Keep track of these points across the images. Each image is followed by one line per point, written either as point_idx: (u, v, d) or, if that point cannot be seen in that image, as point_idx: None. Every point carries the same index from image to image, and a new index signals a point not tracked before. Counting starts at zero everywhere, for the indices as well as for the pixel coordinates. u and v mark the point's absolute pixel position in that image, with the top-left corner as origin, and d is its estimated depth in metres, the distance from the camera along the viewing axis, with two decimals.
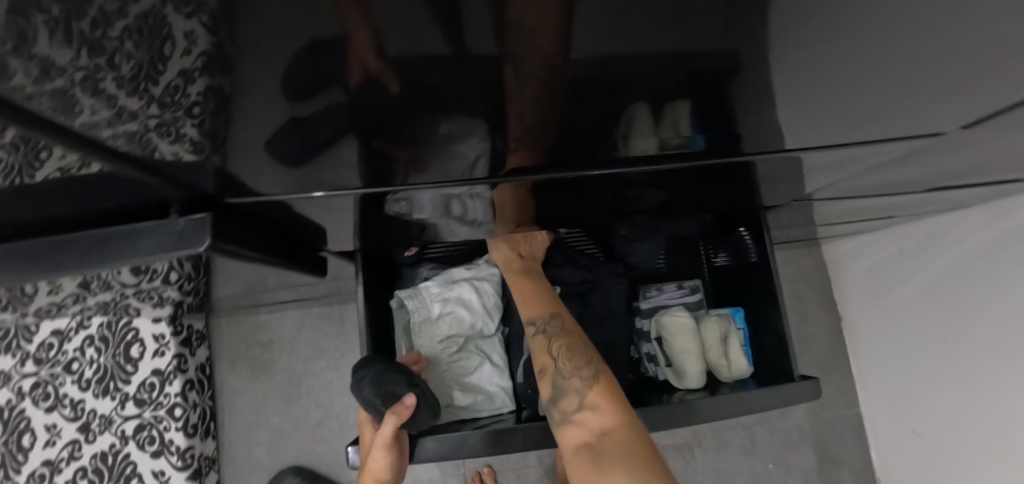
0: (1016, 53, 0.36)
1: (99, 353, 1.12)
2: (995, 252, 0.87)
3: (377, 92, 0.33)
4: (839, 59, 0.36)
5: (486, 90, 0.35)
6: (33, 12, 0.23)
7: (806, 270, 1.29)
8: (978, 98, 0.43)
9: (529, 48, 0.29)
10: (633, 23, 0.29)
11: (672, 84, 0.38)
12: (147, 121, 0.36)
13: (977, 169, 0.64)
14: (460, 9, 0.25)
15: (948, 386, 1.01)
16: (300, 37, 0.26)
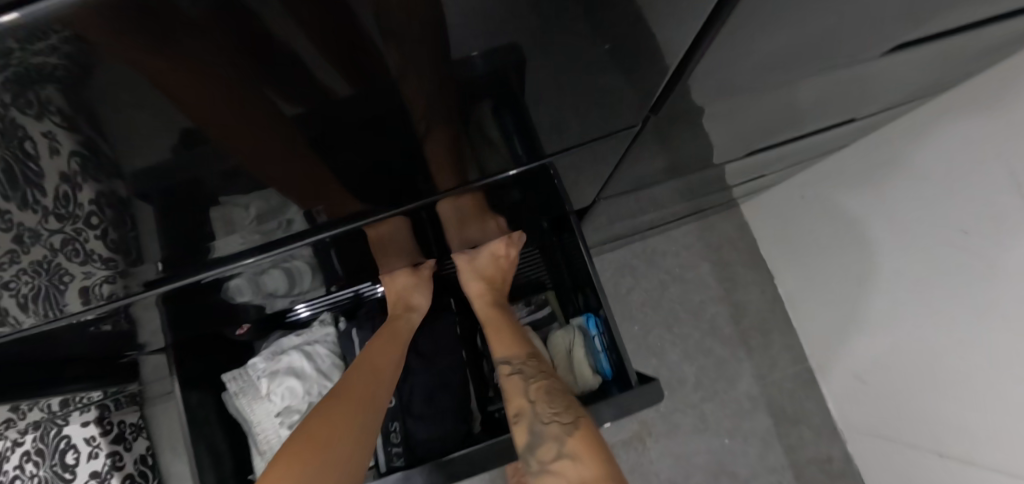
0: (719, 59, 0.36)
1: (37, 467, 1.08)
2: (883, 186, 0.87)
3: (260, 142, 0.31)
4: (538, 86, 0.36)
5: (333, 140, 0.33)
6: None
7: (728, 234, 1.27)
8: (725, 92, 0.43)
9: (404, 80, 0.28)
10: (440, 69, 0.29)
11: (468, 114, 0.37)
12: (54, 244, 0.38)
13: (801, 125, 0.63)
14: (331, 58, 0.24)
15: (874, 330, 0.99)
16: (157, 122, 0.25)
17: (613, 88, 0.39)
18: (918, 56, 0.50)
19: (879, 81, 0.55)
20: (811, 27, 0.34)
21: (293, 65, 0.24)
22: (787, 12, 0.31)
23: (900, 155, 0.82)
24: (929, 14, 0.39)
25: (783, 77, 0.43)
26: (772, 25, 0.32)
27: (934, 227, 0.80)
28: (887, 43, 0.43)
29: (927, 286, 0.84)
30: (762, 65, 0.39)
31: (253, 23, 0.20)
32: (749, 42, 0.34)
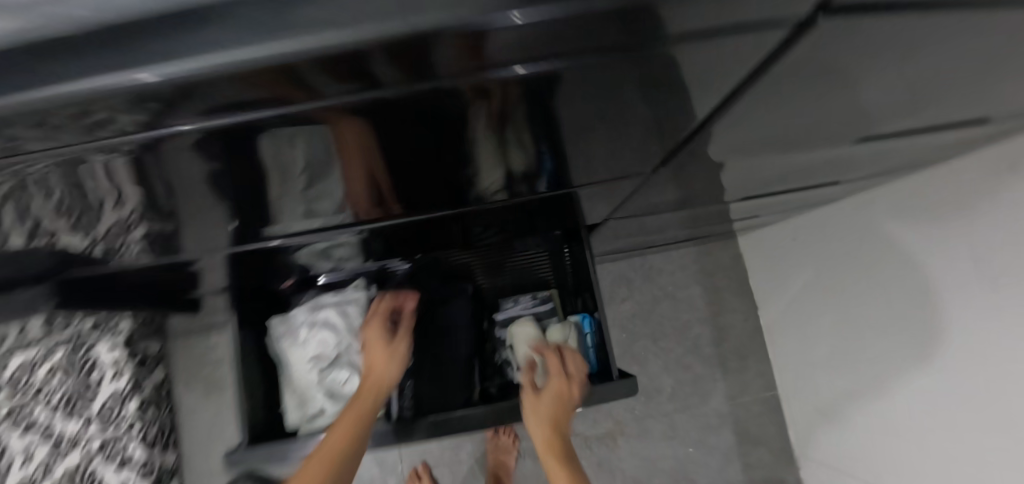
0: (718, 142, 0.46)
1: (65, 379, 1.18)
2: (863, 239, 0.96)
3: (350, 163, 0.36)
4: (578, 150, 0.45)
5: (411, 164, 0.39)
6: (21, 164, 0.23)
7: (722, 262, 1.37)
8: (723, 156, 0.53)
9: (481, 130, 0.33)
10: (514, 126, 0.34)
11: (524, 153, 0.43)
12: (89, 210, 0.37)
13: (793, 184, 0.73)
14: (430, 122, 0.28)
15: (838, 371, 1.10)
16: (280, 159, 0.32)
17: (633, 150, 0.48)
18: (894, 152, 0.60)
19: (863, 166, 0.65)
20: (796, 129, 0.44)
21: (407, 132, 0.30)
22: (773, 119, 0.40)
23: (878, 218, 0.92)
24: (897, 133, 0.49)
25: (773, 153, 0.53)
26: (765, 126, 0.42)
27: (898, 293, 0.90)
28: (862, 142, 0.53)
29: (886, 336, 0.95)
30: (755, 145, 0.49)
31: (373, 120, 0.25)
32: (743, 133, 0.44)
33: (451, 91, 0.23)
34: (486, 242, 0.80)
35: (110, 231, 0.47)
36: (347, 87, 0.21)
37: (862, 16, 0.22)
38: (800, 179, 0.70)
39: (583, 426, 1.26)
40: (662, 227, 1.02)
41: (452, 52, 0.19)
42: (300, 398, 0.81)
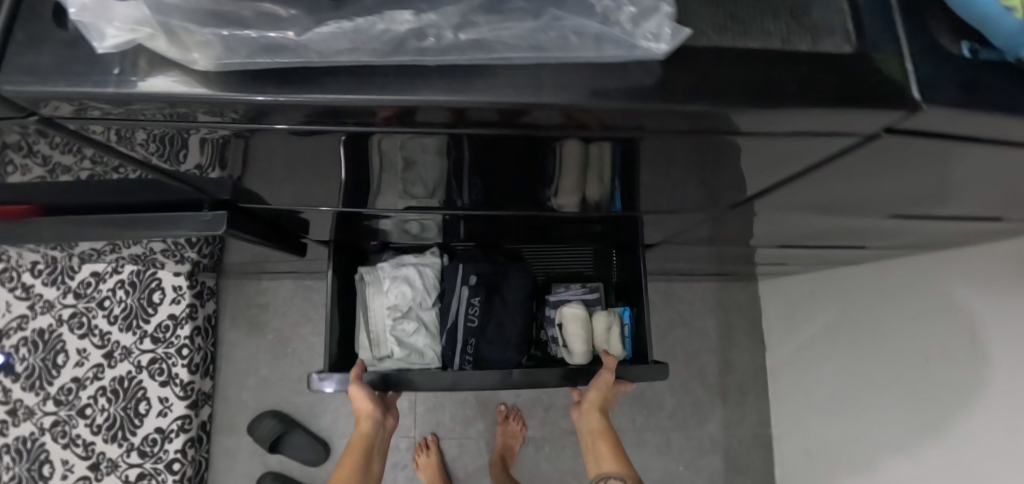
0: (772, 215, 0.58)
1: (127, 294, 1.34)
2: (877, 302, 1.05)
3: (491, 182, 0.45)
4: (657, 208, 0.56)
5: (533, 188, 0.48)
6: (149, 106, 0.26)
7: (740, 300, 1.47)
8: (774, 223, 0.63)
9: (600, 170, 0.41)
10: (622, 175, 0.43)
11: (614, 194, 0.52)
12: (160, 155, 0.37)
13: (825, 244, 0.83)
14: (565, 154, 0.36)
15: (832, 416, 1.21)
16: (446, 170, 0.41)
17: (699, 214, 0.59)
18: (918, 234, 0.70)
19: (887, 238, 0.74)
20: (842, 212, 0.55)
21: (545, 165, 0.38)
22: (819, 193, 0.46)
23: (893, 285, 1.01)
24: (928, 218, 0.57)
25: (817, 224, 0.64)
26: (820, 207, 0.53)
27: (898, 354, 1.01)
28: (892, 226, 0.64)
29: (883, 392, 1.05)
30: (803, 214, 0.56)
31: (500, 141, 0.30)
32: (794, 203, 0.50)
33: (539, 136, 0.29)
34: (552, 238, 0.89)
35: (174, 182, 0.46)
36: (464, 124, 0.27)
37: (922, 138, 0.31)
38: (832, 242, 0.81)
39: None
40: (696, 261, 1.13)
41: (556, 112, 0.26)
42: (374, 340, 0.91)
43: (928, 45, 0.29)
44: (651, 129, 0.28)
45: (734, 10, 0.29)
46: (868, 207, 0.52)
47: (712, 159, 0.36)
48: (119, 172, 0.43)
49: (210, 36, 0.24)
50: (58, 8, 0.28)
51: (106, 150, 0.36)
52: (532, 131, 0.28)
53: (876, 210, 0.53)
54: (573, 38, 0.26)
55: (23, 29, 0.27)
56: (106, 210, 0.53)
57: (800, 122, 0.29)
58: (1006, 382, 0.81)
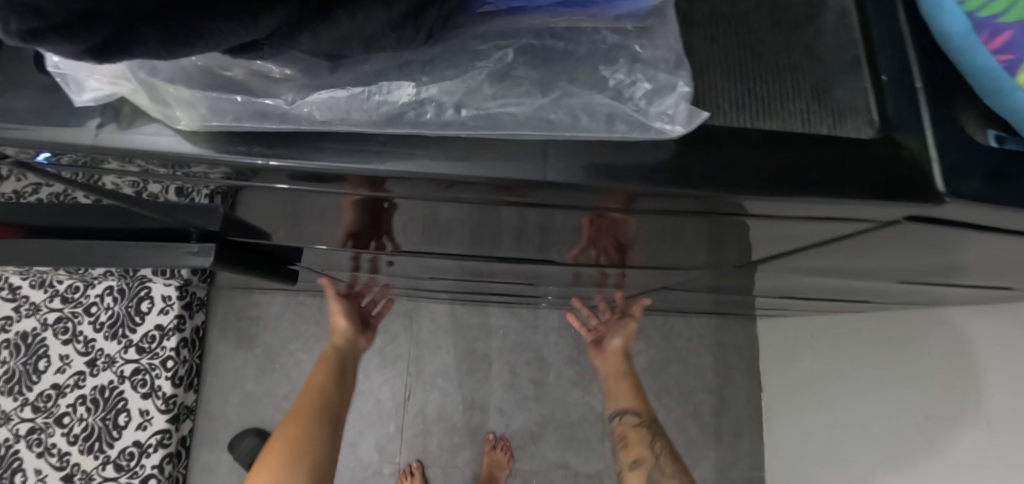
0: (776, 274, 0.57)
1: (115, 302, 1.30)
2: (875, 353, 1.04)
3: (489, 244, 0.44)
4: (663, 266, 0.55)
5: (534, 250, 0.46)
6: (131, 158, 0.25)
7: (737, 339, 1.46)
8: (779, 281, 0.62)
9: (601, 238, 0.40)
10: (624, 243, 0.41)
11: (619, 257, 0.50)
12: (140, 189, 0.35)
13: (830, 297, 0.81)
14: (567, 225, 0.35)
15: (828, 465, 1.18)
16: (443, 231, 0.40)
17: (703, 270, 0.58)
18: (924, 295, 0.69)
19: (893, 296, 0.72)
20: (847, 277, 0.54)
21: (543, 231, 0.38)
22: (827, 262, 0.44)
23: (895, 337, 0.99)
24: (939, 286, 0.56)
25: (821, 284, 0.63)
26: (824, 272, 0.52)
27: (899, 407, 0.99)
28: (896, 289, 0.63)
29: (885, 443, 1.03)
30: (809, 275, 0.55)
31: (490, 206, 0.29)
32: (802, 266, 0.48)
33: (541, 205, 0.27)
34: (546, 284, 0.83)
35: (158, 210, 0.44)
36: (456, 189, 0.25)
37: (945, 227, 0.30)
38: (836, 296, 0.79)
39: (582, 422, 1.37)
40: (695, 302, 1.11)
41: (556, 190, 0.25)
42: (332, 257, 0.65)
43: (951, 134, 0.28)
44: (647, 206, 0.27)
45: (752, 87, 0.28)
46: (872, 276, 0.51)
47: (714, 233, 0.35)
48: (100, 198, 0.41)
49: (194, 96, 0.23)
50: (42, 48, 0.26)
51: (82, 183, 0.34)
52: (517, 201, 0.27)
53: (881, 278, 0.52)
54: (583, 118, 0.25)
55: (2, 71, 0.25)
56: (90, 234, 0.52)
57: (818, 208, 0.27)
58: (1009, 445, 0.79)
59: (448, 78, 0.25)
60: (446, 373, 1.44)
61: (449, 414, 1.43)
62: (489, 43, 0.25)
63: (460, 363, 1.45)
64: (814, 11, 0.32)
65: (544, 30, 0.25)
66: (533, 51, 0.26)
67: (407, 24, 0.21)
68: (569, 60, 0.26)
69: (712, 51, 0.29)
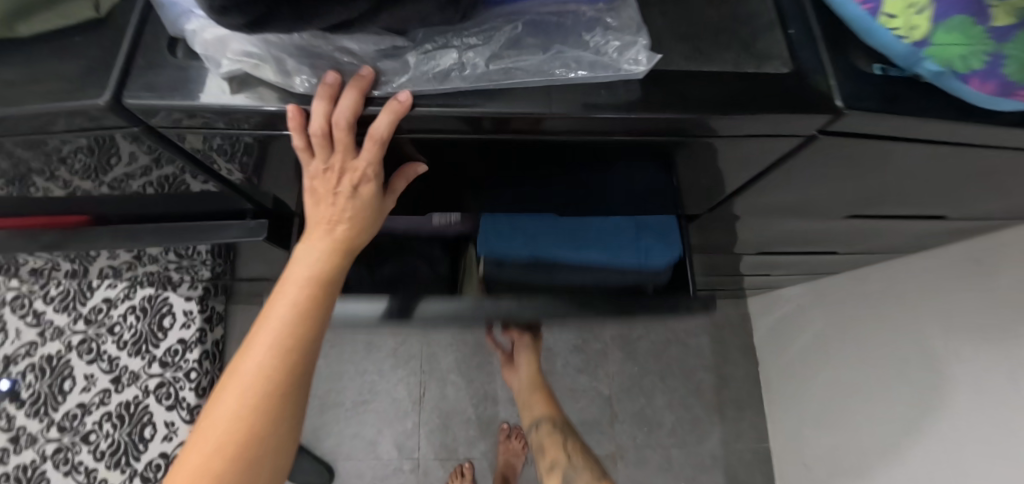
0: (750, 222, 0.66)
1: (138, 320, 1.38)
2: (857, 311, 1.12)
3: (501, 190, 0.53)
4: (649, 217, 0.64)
5: (537, 194, 0.56)
6: (248, 115, 0.34)
7: (730, 318, 1.55)
8: (755, 231, 0.71)
9: (591, 179, 0.49)
10: (611, 183, 0.51)
11: (608, 204, 0.60)
12: (233, 166, 0.45)
13: (805, 252, 0.90)
14: (565, 164, 0.45)
15: (828, 426, 1.25)
16: (463, 181, 0.49)
17: (686, 224, 0.67)
18: (884, 238, 0.78)
19: (857, 243, 0.82)
20: (808, 217, 0.63)
21: (544, 173, 0.47)
22: (784, 195, 0.54)
23: (872, 294, 1.07)
24: (889, 220, 0.65)
25: (791, 231, 0.72)
26: (788, 213, 0.61)
27: (880, 357, 1.06)
28: (856, 231, 0.72)
29: (873, 395, 1.10)
30: (777, 219, 0.64)
31: (505, 147, 0.39)
32: (767, 206, 0.58)
33: (543, 137, 0.37)
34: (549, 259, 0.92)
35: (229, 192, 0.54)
36: (482, 126, 0.35)
37: (856, 140, 0.39)
38: (809, 250, 0.88)
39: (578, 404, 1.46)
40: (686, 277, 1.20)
41: (560, 120, 0.34)
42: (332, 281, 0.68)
43: (850, 68, 0.37)
44: (622, 131, 0.36)
45: (696, 44, 0.38)
46: (827, 213, 0.61)
47: (678, 166, 0.45)
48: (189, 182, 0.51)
49: (302, 64, 0.33)
50: (171, 40, 0.36)
51: (190, 159, 0.44)
52: (525, 137, 0.37)
53: (836, 215, 0.62)
54: (573, 66, 0.35)
55: (143, 57, 0.35)
56: (160, 217, 0.61)
57: (753, 126, 0.37)
58: (977, 374, 0.87)
59: (476, 46, 0.34)
60: (458, 369, 1.51)
61: (462, 408, 1.50)
62: (501, 20, 0.34)
63: (471, 358, 1.52)
64: None
65: (542, 11, 0.35)
66: (534, 26, 0.36)
67: (449, 7, 0.30)
68: (558, 32, 0.36)
69: (664, 22, 0.39)
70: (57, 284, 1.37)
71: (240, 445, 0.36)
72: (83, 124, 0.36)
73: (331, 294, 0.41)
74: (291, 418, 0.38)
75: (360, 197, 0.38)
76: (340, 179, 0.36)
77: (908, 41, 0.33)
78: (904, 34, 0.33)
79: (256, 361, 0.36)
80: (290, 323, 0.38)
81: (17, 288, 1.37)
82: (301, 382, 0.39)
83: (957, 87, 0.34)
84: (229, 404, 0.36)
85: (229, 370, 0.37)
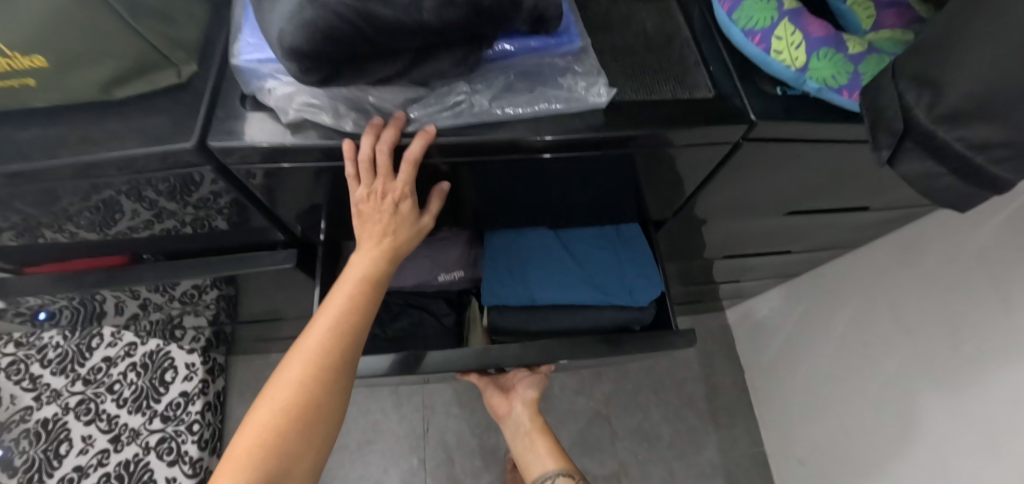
0: (709, 225, 0.78)
1: (138, 377, 1.25)
2: (822, 306, 1.24)
3: (500, 207, 0.64)
4: (624, 226, 0.75)
5: (529, 209, 0.67)
6: (303, 151, 0.47)
7: (713, 330, 1.65)
8: (715, 234, 0.83)
9: (574, 192, 0.60)
10: (591, 195, 0.62)
11: (589, 215, 0.71)
12: (273, 199, 0.58)
13: (766, 251, 1.01)
14: (552, 179, 0.56)
15: (813, 419, 1.32)
16: (468, 199, 0.60)
17: (657, 231, 0.79)
18: (827, 232, 0.90)
19: (805, 239, 0.94)
20: (755, 216, 0.76)
21: (535, 188, 0.58)
22: (730, 195, 0.66)
23: (834, 288, 1.20)
24: (821, 213, 0.77)
25: (744, 231, 0.84)
26: (738, 213, 0.73)
27: (844, 344, 1.17)
28: (799, 226, 0.84)
29: (846, 382, 1.18)
30: (730, 220, 0.76)
31: (502, 164, 0.50)
32: (719, 206, 0.70)
33: (532, 153, 0.48)
34: None
35: (256, 221, 0.64)
36: (484, 146, 0.46)
37: (771, 143, 0.51)
38: (767, 249, 1.00)
39: (578, 422, 1.51)
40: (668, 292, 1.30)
41: (543, 140, 0.46)
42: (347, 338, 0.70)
43: (757, 90, 0.49)
44: (594, 143, 0.48)
45: (641, 80, 0.50)
46: (769, 211, 0.73)
47: (640, 177, 0.57)
48: (219, 218, 0.62)
49: (350, 111, 0.46)
50: (243, 97, 0.50)
51: (242, 193, 0.56)
52: (518, 153, 0.48)
53: (777, 211, 0.74)
54: (557, 103, 0.47)
55: (226, 111, 0.49)
56: (202, 250, 0.73)
57: (690, 137, 0.48)
58: (916, 340, 0.96)
59: (479, 92, 0.47)
60: (458, 400, 1.56)
61: (467, 440, 1.53)
62: (494, 71, 0.47)
63: (469, 389, 1.57)
64: (670, 39, 0.55)
65: (527, 64, 0.47)
66: (522, 75, 0.48)
67: (461, 64, 0.43)
68: (540, 78, 0.49)
69: (615, 64, 0.51)
70: (54, 345, 1.24)
71: (301, 406, 0.44)
72: (174, 164, 0.48)
73: (379, 291, 0.50)
74: (341, 393, 0.46)
75: (397, 213, 0.49)
76: (382, 199, 0.47)
77: (794, 68, 0.46)
78: (790, 63, 0.46)
79: (320, 338, 0.45)
80: (345, 308, 0.47)
81: (13, 353, 1.23)
82: (350, 362, 0.47)
83: (835, 98, 0.46)
84: (295, 371, 0.44)
85: (294, 345, 0.46)
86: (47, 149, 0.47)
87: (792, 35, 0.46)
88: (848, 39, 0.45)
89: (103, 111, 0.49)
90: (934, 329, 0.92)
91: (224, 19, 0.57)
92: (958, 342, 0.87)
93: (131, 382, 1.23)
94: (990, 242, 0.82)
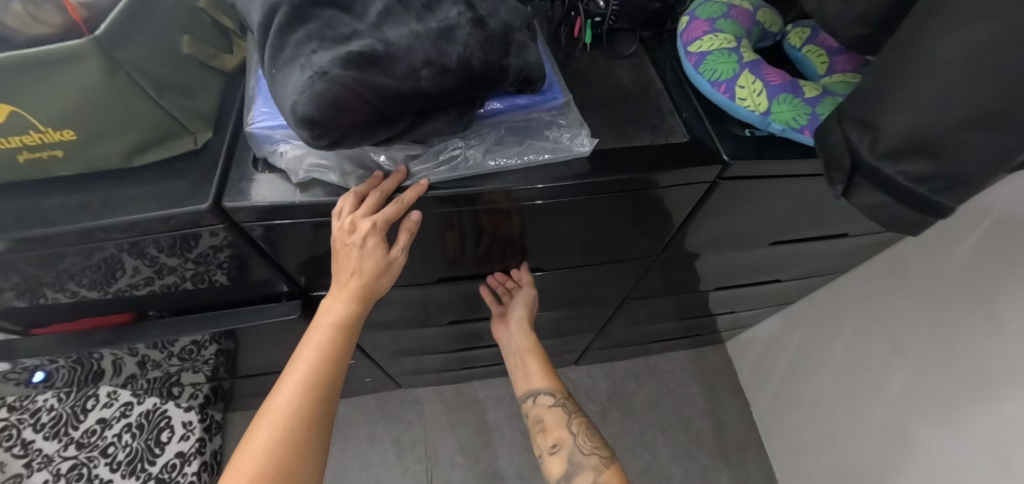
0: (698, 259, 0.81)
1: (133, 438, 1.22)
2: (818, 333, 1.26)
3: (499, 254, 0.68)
4: (617, 264, 0.79)
5: (526, 254, 0.70)
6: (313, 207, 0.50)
7: (713, 364, 1.66)
8: (706, 268, 0.86)
9: (566, 234, 0.64)
10: (582, 237, 0.66)
11: (583, 258, 0.74)
12: (279, 252, 0.61)
13: (757, 281, 1.04)
14: (546, 223, 0.59)
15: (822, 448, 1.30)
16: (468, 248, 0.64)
17: (649, 267, 0.82)
18: (814, 259, 0.94)
19: (793, 267, 0.97)
20: (741, 248, 0.79)
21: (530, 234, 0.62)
22: (714, 230, 0.69)
23: (827, 314, 1.22)
24: (804, 242, 0.81)
25: (733, 264, 0.87)
26: (724, 246, 0.77)
27: (845, 370, 1.18)
28: (784, 256, 0.88)
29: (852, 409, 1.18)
30: (718, 253, 0.79)
31: (499, 212, 0.54)
32: (705, 241, 0.73)
33: (527, 200, 0.52)
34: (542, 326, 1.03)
35: (260, 275, 0.67)
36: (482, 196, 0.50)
37: (746, 181, 0.55)
38: (757, 280, 1.03)
39: None
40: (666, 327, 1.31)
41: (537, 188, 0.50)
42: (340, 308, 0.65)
43: (728, 133, 0.54)
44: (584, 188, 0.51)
45: (622, 129, 0.55)
46: (754, 243, 0.77)
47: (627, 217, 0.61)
48: (225, 273, 0.65)
49: (353, 168, 0.51)
50: (254, 161, 0.54)
51: (250, 249, 0.59)
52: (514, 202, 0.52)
53: (761, 243, 0.78)
54: (546, 154, 0.51)
55: (239, 174, 0.53)
56: (206, 306, 0.75)
57: (671, 178, 0.52)
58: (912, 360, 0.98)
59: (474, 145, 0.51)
60: (461, 450, 1.51)
61: None
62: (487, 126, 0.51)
63: (472, 437, 1.53)
64: (646, 90, 0.60)
65: (516, 119, 0.52)
66: (512, 129, 0.52)
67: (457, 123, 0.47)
68: (529, 131, 0.53)
69: (597, 116, 0.56)
70: (48, 408, 1.21)
71: (271, 471, 0.45)
72: (188, 224, 0.51)
73: (348, 343, 0.52)
74: (314, 453, 0.48)
75: (365, 256, 0.50)
76: (351, 234, 0.48)
77: (759, 112, 0.50)
78: (754, 108, 0.51)
79: (289, 399, 0.47)
80: (314, 365, 0.49)
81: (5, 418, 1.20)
82: (321, 422, 0.49)
83: (798, 137, 0.51)
84: (265, 435, 0.46)
85: (263, 407, 0.47)
86: (66, 214, 0.50)
87: (752, 83, 0.51)
88: (804, 84, 0.51)
89: (122, 177, 0.53)
90: (928, 348, 0.94)
91: (235, 90, 0.61)
92: (953, 361, 0.89)
93: (126, 444, 1.20)
94: (965, 263, 0.85)
